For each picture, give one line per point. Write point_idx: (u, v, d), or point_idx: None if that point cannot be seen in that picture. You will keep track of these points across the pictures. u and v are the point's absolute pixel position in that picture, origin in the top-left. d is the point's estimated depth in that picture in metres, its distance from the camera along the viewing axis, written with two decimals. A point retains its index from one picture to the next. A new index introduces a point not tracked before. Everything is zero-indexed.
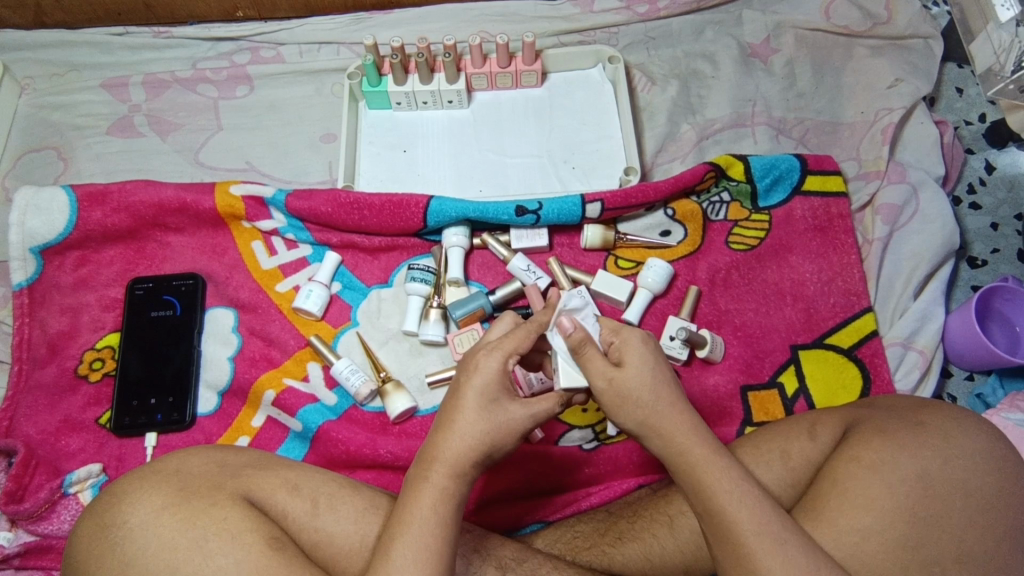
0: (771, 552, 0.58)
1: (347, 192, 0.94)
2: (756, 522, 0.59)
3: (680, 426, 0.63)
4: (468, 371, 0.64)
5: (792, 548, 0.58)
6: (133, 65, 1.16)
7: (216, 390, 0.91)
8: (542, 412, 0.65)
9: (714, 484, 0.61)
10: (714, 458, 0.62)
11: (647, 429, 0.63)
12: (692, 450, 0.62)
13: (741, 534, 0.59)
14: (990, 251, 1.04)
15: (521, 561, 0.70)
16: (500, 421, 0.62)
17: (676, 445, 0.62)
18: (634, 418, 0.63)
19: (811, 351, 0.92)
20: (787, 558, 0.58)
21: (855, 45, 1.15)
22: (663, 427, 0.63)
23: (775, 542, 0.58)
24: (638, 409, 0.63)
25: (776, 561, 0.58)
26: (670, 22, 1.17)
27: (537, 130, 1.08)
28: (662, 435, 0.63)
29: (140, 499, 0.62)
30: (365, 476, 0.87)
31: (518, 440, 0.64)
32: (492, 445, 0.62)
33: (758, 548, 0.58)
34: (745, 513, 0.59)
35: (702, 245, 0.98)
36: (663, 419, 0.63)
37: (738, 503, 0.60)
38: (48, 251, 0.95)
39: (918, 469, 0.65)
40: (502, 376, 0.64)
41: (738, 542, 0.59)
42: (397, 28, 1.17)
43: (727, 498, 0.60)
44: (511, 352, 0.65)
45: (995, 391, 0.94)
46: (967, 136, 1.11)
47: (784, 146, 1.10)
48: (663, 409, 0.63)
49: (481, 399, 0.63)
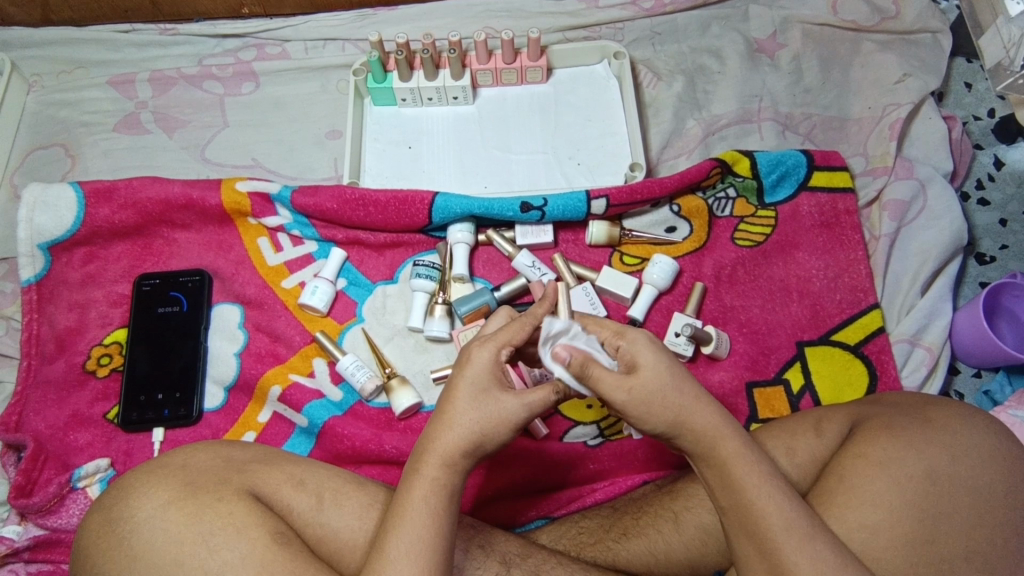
0: (799, 547, 0.58)
1: (352, 189, 0.95)
2: (784, 518, 0.59)
3: (709, 420, 0.62)
4: (461, 365, 0.65)
5: (818, 543, 0.58)
6: (140, 63, 1.16)
7: (222, 386, 0.92)
8: (537, 402, 0.64)
9: (743, 478, 0.60)
10: (743, 453, 0.62)
11: (679, 427, 0.63)
12: (721, 444, 0.62)
13: (770, 529, 0.59)
14: (998, 247, 1.03)
15: (525, 556, 0.70)
16: (491, 411, 0.62)
17: (705, 440, 0.62)
18: (664, 419, 0.62)
19: (816, 347, 0.92)
20: (814, 553, 0.58)
21: (863, 40, 1.14)
22: (693, 424, 0.62)
23: (803, 537, 0.58)
24: (666, 410, 0.62)
25: (804, 556, 0.57)
26: (676, 17, 1.17)
27: (542, 127, 1.08)
28: (692, 431, 0.62)
29: (147, 493, 0.63)
30: (370, 471, 0.87)
31: (514, 432, 0.64)
32: (484, 436, 0.62)
33: (785, 543, 0.58)
34: (773, 507, 0.59)
35: (708, 241, 0.98)
36: (692, 415, 0.62)
37: (767, 498, 0.60)
38: (56, 248, 0.96)
39: (928, 464, 0.65)
40: (493, 367, 0.65)
41: (765, 537, 0.59)
42: (402, 24, 1.17)
43: (756, 492, 0.60)
44: (503, 345, 0.66)
45: (1002, 388, 0.93)
46: (975, 132, 1.11)
47: (790, 142, 1.09)
48: (690, 406, 0.62)
49: (472, 390, 0.63)
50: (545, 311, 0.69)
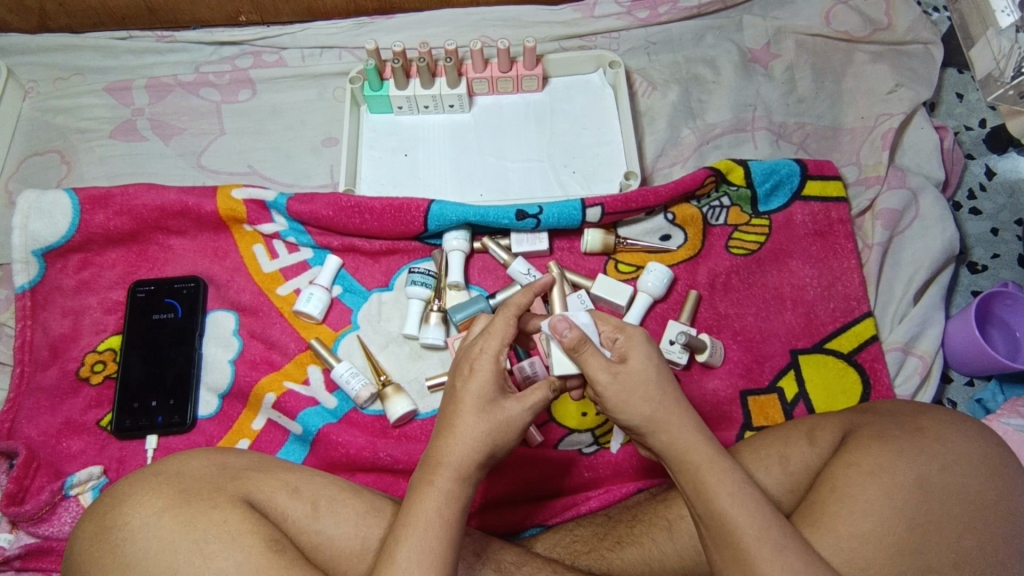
0: (772, 557, 0.58)
1: (348, 196, 0.95)
2: (757, 527, 0.59)
3: (684, 423, 0.63)
4: (464, 378, 0.64)
5: (790, 553, 0.59)
6: (136, 70, 1.16)
7: (216, 393, 0.92)
8: (538, 402, 0.65)
9: (716, 485, 0.61)
10: (718, 459, 0.62)
11: (655, 424, 0.63)
12: (695, 450, 0.62)
13: (743, 538, 0.59)
14: (990, 256, 1.04)
15: (520, 565, 0.71)
16: (500, 421, 0.63)
17: (680, 445, 0.62)
18: (641, 413, 0.63)
19: (810, 356, 0.92)
20: (786, 563, 0.58)
21: (855, 51, 1.15)
22: (671, 426, 0.63)
23: (775, 546, 0.59)
24: (644, 403, 0.63)
25: (774, 566, 0.58)
26: (670, 28, 1.17)
27: (538, 135, 1.08)
28: (669, 431, 0.63)
29: (139, 502, 0.63)
30: (364, 479, 0.87)
31: (519, 436, 0.65)
32: (495, 445, 0.63)
33: (759, 554, 0.58)
34: (747, 516, 0.59)
35: (702, 249, 0.98)
36: (669, 415, 0.63)
37: (741, 506, 0.60)
38: (50, 254, 0.96)
39: (916, 473, 0.65)
40: (496, 376, 0.64)
41: (739, 547, 0.59)
42: (399, 32, 1.17)
43: (730, 499, 0.60)
44: (500, 348, 0.65)
45: (995, 397, 0.94)
46: (966, 142, 1.12)
47: (784, 151, 1.10)
48: (665, 404, 0.63)
49: (479, 402, 0.63)
50: (526, 300, 0.67)
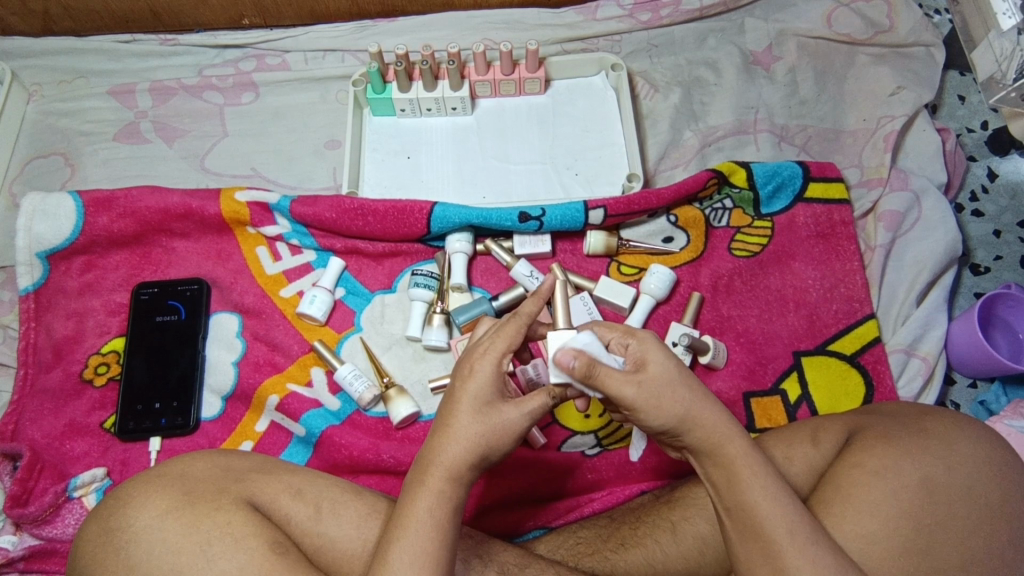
0: (801, 550, 0.58)
1: (351, 199, 0.95)
2: (788, 520, 0.59)
3: (715, 419, 0.62)
4: (463, 378, 0.64)
5: (820, 546, 0.59)
6: (140, 73, 1.17)
7: (219, 395, 0.92)
8: (536, 410, 0.65)
9: (748, 478, 0.61)
10: (750, 452, 0.62)
11: (688, 423, 0.62)
12: (729, 444, 0.62)
13: (773, 532, 0.59)
14: (992, 258, 1.04)
15: (523, 566, 0.70)
16: (496, 424, 0.62)
17: (714, 439, 0.62)
18: (675, 414, 0.61)
19: (813, 357, 0.92)
20: (815, 557, 0.58)
21: (857, 53, 1.15)
22: (702, 422, 0.62)
23: (807, 539, 0.59)
24: (676, 404, 0.61)
25: (804, 559, 0.58)
26: (673, 30, 1.18)
27: (540, 138, 1.09)
28: (701, 428, 0.62)
29: (143, 504, 0.63)
30: (367, 481, 0.87)
31: (516, 441, 0.64)
32: (489, 449, 0.62)
33: (789, 547, 0.59)
34: (779, 509, 0.60)
35: (704, 252, 0.98)
36: (701, 412, 0.62)
37: (773, 499, 0.60)
38: (54, 257, 0.96)
39: (922, 474, 0.65)
40: (496, 379, 0.64)
41: (769, 540, 0.59)
42: (401, 36, 1.17)
43: (762, 492, 0.60)
44: (505, 352, 0.64)
45: (998, 399, 0.94)
46: (968, 144, 1.12)
47: (786, 153, 1.10)
48: (697, 402, 0.62)
49: (475, 404, 0.62)
50: (535, 308, 0.67)
